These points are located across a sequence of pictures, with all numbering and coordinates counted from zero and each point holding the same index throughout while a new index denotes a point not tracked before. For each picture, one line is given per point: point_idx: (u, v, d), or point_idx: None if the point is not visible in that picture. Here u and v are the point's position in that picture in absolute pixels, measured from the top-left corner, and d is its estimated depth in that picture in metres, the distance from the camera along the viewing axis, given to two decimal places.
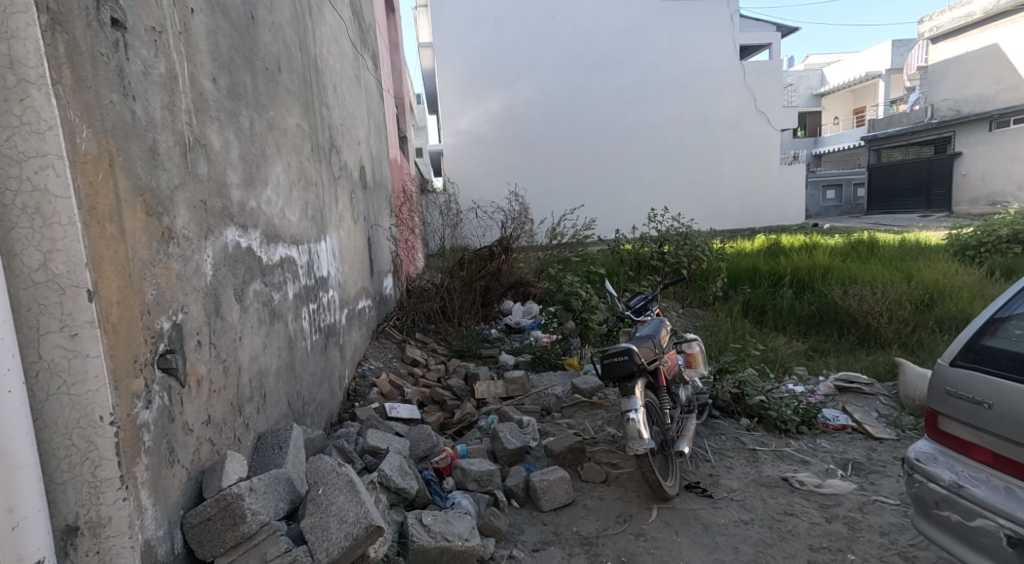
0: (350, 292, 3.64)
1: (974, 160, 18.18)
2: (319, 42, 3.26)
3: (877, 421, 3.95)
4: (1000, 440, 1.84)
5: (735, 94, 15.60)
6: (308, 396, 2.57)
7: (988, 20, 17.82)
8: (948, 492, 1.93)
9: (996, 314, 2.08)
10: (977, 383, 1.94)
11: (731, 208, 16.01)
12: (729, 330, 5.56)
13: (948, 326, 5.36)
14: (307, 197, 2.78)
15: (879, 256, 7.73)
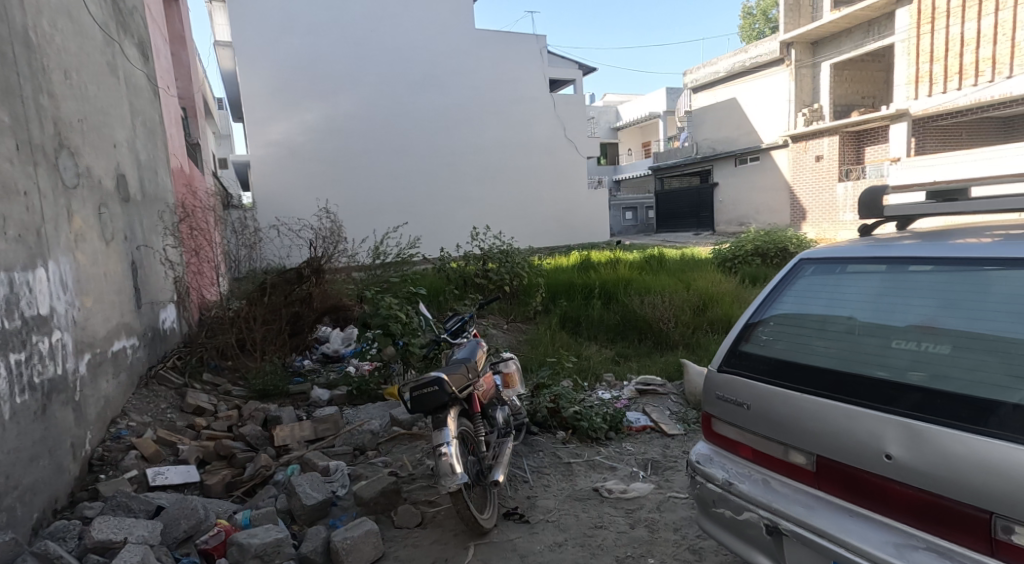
0: (99, 329, 2.93)
1: (728, 190, 21.55)
2: (34, 12, 2.58)
3: (671, 419, 4.20)
4: (756, 436, 2.14)
5: (548, 122, 16.54)
6: (3, 480, 1.94)
7: (731, 78, 21.34)
8: (723, 490, 2.18)
9: (749, 321, 2.42)
10: (738, 386, 2.23)
11: (552, 227, 16.81)
12: (549, 342, 5.67)
13: (719, 327, 6.02)
14: (4, 209, 2.13)
15: (667, 268, 8.57)
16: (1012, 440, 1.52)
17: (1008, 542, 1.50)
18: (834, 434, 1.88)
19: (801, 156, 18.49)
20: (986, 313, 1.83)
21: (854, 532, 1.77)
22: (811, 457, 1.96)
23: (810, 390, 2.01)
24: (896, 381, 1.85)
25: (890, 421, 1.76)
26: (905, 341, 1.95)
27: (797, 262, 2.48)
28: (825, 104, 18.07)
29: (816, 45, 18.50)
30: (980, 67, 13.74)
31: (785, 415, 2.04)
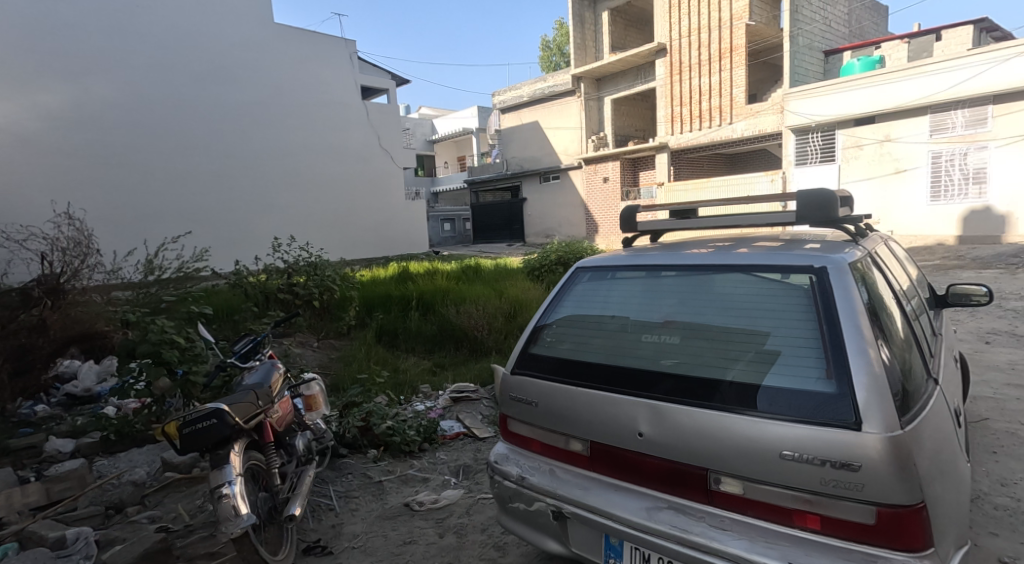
0: None
1: (535, 205, 23.04)
2: None
3: (483, 423, 4.39)
4: (543, 430, 2.38)
5: (361, 128, 16.57)
6: None
7: (533, 102, 22.77)
8: (517, 486, 2.37)
9: (536, 324, 2.68)
10: (527, 386, 2.46)
11: (365, 237, 16.78)
12: (364, 358, 5.55)
13: None
14: None
15: (483, 278, 8.92)
16: (721, 409, 1.96)
17: (721, 491, 1.92)
18: (601, 421, 2.19)
19: (593, 178, 20.78)
20: (704, 308, 2.33)
21: (618, 503, 2.08)
22: (585, 443, 2.24)
23: (582, 383, 2.30)
24: (645, 369, 2.23)
25: (642, 404, 2.10)
26: (651, 336, 2.36)
27: (574, 268, 2.83)
28: (609, 134, 20.53)
29: (601, 81, 20.96)
30: (714, 113, 17.55)
31: (564, 408, 2.31)
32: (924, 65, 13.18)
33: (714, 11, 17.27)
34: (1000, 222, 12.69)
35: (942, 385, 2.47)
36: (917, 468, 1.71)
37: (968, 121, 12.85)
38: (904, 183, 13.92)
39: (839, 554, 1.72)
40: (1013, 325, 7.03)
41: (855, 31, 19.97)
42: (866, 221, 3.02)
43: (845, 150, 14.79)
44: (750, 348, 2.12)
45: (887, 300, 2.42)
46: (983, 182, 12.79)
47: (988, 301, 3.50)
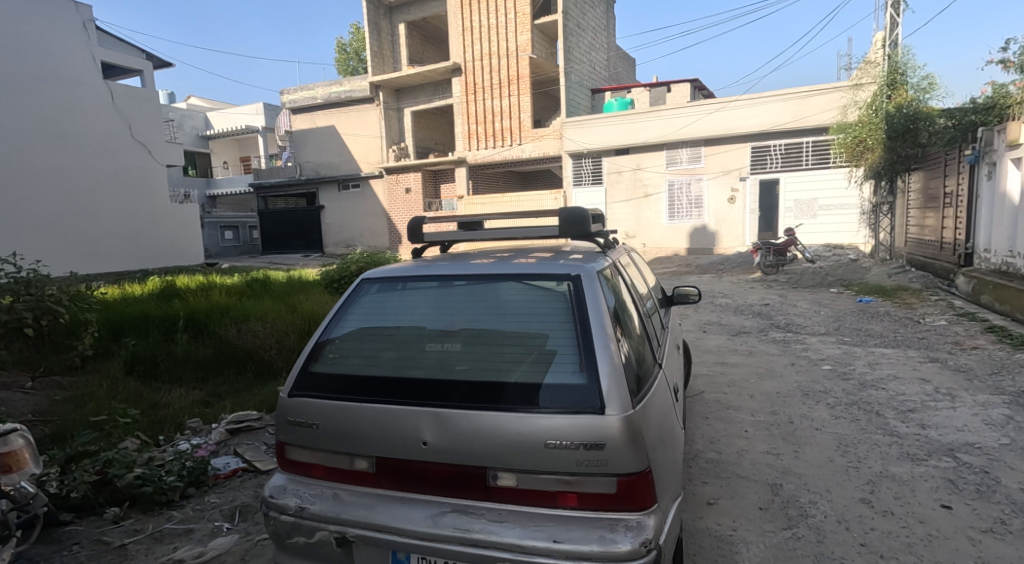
0: None
1: (333, 213, 22.14)
2: None
3: (267, 454, 4.09)
4: (326, 454, 2.34)
5: (106, 117, 14.37)
6: None
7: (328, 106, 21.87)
8: (296, 519, 2.27)
9: (319, 341, 2.64)
10: (307, 408, 2.40)
11: (119, 247, 14.63)
12: (106, 396, 4.80)
13: None
14: None
15: (270, 292, 8.35)
16: (495, 409, 2.15)
17: (499, 486, 2.10)
18: (384, 435, 2.24)
19: (395, 189, 20.65)
20: (480, 316, 2.54)
21: (402, 515, 2.14)
22: (370, 460, 2.26)
23: (367, 397, 2.33)
24: (427, 377, 2.34)
25: (424, 413, 2.20)
26: (435, 344, 2.49)
27: (359, 281, 2.85)
28: (409, 144, 20.68)
29: (401, 92, 21.03)
30: (506, 134, 18.79)
31: (347, 428, 2.30)
32: (659, 111, 15.89)
33: (502, 40, 18.56)
34: (712, 238, 15.80)
35: (665, 370, 3.02)
36: (645, 440, 2.09)
37: (690, 158, 15.84)
38: (650, 206, 16.51)
39: (592, 523, 2.00)
40: (724, 316, 8.73)
41: (613, 76, 23.21)
42: (611, 235, 3.56)
43: (609, 175, 16.94)
44: (534, 349, 2.36)
45: (626, 302, 2.89)
46: (702, 206, 15.82)
47: (697, 301, 4.40)
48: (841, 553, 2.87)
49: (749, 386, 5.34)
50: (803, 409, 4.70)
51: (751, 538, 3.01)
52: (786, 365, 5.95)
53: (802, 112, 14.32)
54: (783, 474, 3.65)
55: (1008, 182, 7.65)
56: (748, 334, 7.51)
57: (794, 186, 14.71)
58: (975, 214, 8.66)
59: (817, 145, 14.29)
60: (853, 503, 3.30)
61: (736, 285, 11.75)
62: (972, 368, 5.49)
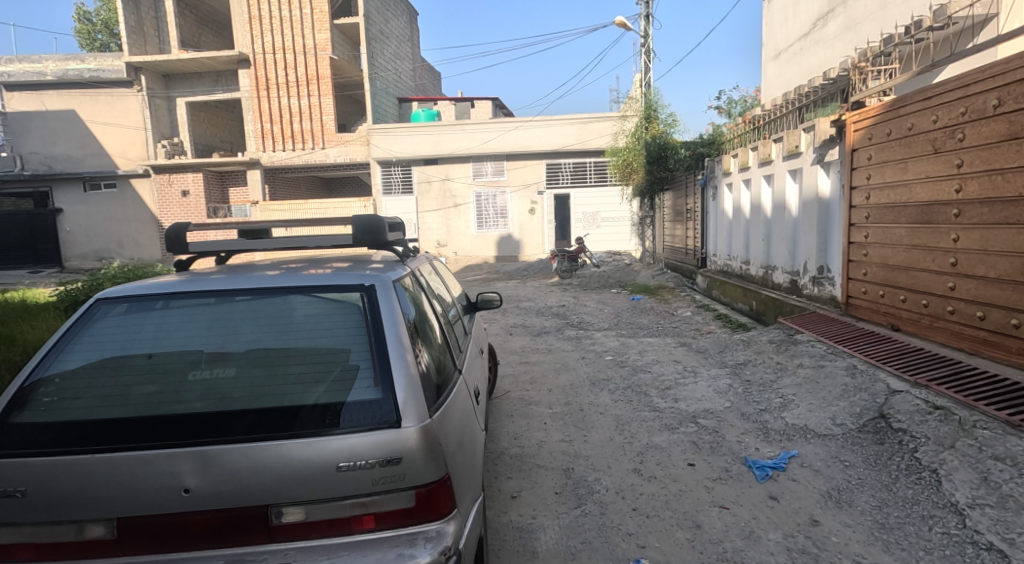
0: None
1: (75, 218, 18.62)
2: None
3: None
4: (38, 528, 1.90)
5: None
6: None
7: (61, 86, 18.25)
8: None
9: (28, 383, 2.14)
10: (7, 472, 1.92)
11: None
12: None
13: None
14: None
15: None
16: (276, 439, 1.96)
17: (283, 523, 1.91)
18: (131, 489, 1.89)
19: (167, 191, 18.24)
20: (260, 335, 2.30)
21: None
22: (110, 524, 1.89)
23: (105, 446, 1.95)
24: (194, 410, 2.06)
25: (185, 456, 1.91)
26: (200, 372, 2.20)
27: (93, 303, 2.39)
28: (186, 140, 18.48)
29: (168, 79, 18.73)
30: (307, 136, 17.66)
31: (74, 488, 1.90)
32: (465, 124, 16.21)
33: (297, 36, 17.53)
34: (517, 246, 16.73)
35: (466, 376, 3.06)
36: (442, 449, 2.07)
37: (494, 171, 16.52)
38: (461, 215, 16.74)
39: (389, 543, 1.92)
40: (525, 319, 9.21)
41: (417, 87, 23.40)
42: (411, 243, 3.53)
43: (419, 184, 16.77)
44: (332, 366, 2.20)
45: (427, 311, 2.86)
46: (506, 216, 16.66)
47: (500, 305, 4.55)
48: (619, 520, 3.16)
49: (547, 381, 5.69)
50: (590, 397, 5.13)
51: (548, 523, 3.17)
52: (577, 359, 6.47)
53: (584, 135, 16.05)
54: (574, 458, 3.93)
55: (724, 202, 9.26)
56: (547, 333, 8.03)
57: (582, 199, 16.48)
58: (706, 228, 10.30)
59: (598, 166, 16.31)
60: (627, 474, 3.67)
61: (536, 288, 12.55)
62: (708, 348, 6.51)
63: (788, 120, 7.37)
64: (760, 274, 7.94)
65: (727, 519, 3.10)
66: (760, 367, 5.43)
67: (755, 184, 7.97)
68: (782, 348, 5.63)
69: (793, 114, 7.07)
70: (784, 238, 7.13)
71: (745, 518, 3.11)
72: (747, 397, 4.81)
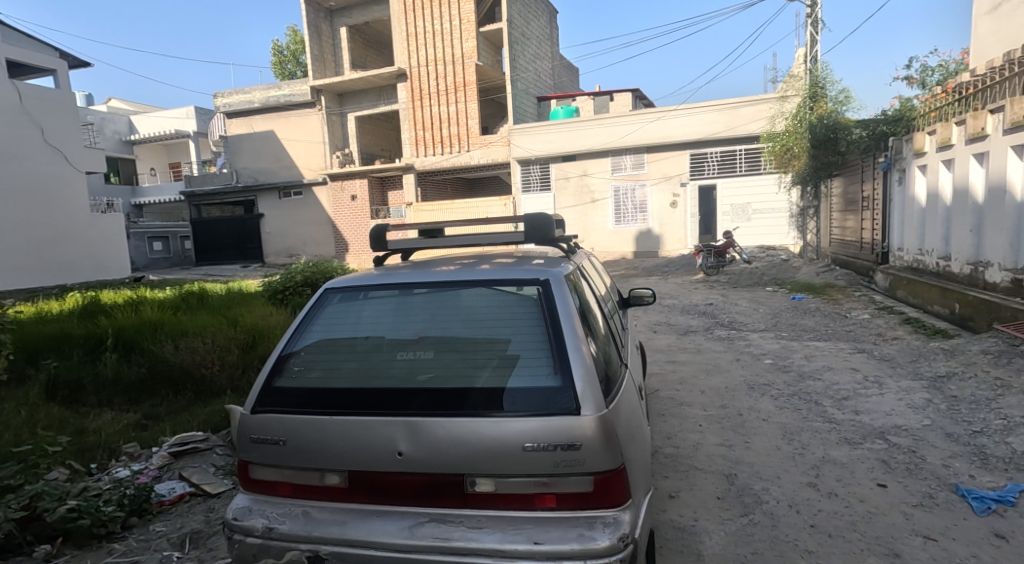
0: None
1: (273, 221, 21.60)
2: None
3: (216, 477, 3.93)
4: (292, 473, 2.30)
5: (10, 117, 12.73)
6: None
7: (265, 110, 21.37)
8: (263, 540, 2.22)
9: (282, 354, 2.59)
10: (271, 424, 2.35)
11: (35, 257, 13.16)
12: (25, 425, 4.41)
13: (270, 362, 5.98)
14: None
15: (207, 306, 8.01)
16: (471, 415, 2.16)
17: (476, 492, 2.10)
18: (356, 449, 2.21)
19: (339, 196, 20.40)
20: (448, 324, 2.54)
21: (376, 529, 2.12)
22: (343, 474, 2.23)
23: (338, 410, 2.30)
24: (398, 386, 2.34)
25: (398, 424, 2.19)
26: (404, 353, 2.48)
27: (323, 292, 2.81)
28: (354, 150, 20.53)
29: (342, 97, 20.84)
30: (453, 140, 18.74)
31: (315, 443, 2.26)
32: (602, 119, 16.11)
33: (447, 46, 18.58)
34: (656, 241, 16.16)
35: (630, 369, 3.09)
36: (619, 438, 2.13)
37: (633, 165, 16.11)
38: (597, 211, 16.65)
39: (569, 523, 2.03)
40: (669, 316, 8.89)
41: (557, 84, 23.55)
42: (574, 240, 3.62)
43: (557, 181, 16.99)
44: (497, 355, 2.37)
45: (591, 304, 2.95)
46: (646, 210, 16.17)
47: (652, 302, 4.45)
48: (795, 535, 2.97)
49: (698, 382, 5.46)
50: (749, 402, 4.85)
51: (711, 527, 3.08)
52: (731, 361, 6.13)
53: (733, 121, 14.94)
54: (736, 464, 3.75)
55: (916, 187, 8.13)
56: (695, 332, 7.69)
57: (728, 191, 15.29)
58: (889, 218, 9.12)
59: (749, 153, 15.02)
60: (801, 487, 3.43)
61: (679, 286, 12.01)
62: (896, 356, 5.79)
63: (1007, 87, 6.24)
64: (966, 272, 6.87)
65: (934, 552, 2.77)
66: (970, 383, 4.72)
67: (960, 165, 6.90)
68: (1001, 362, 4.85)
69: (1016, 78, 5.97)
70: (1002, 229, 6.09)
71: (959, 554, 2.75)
72: (954, 416, 4.22)
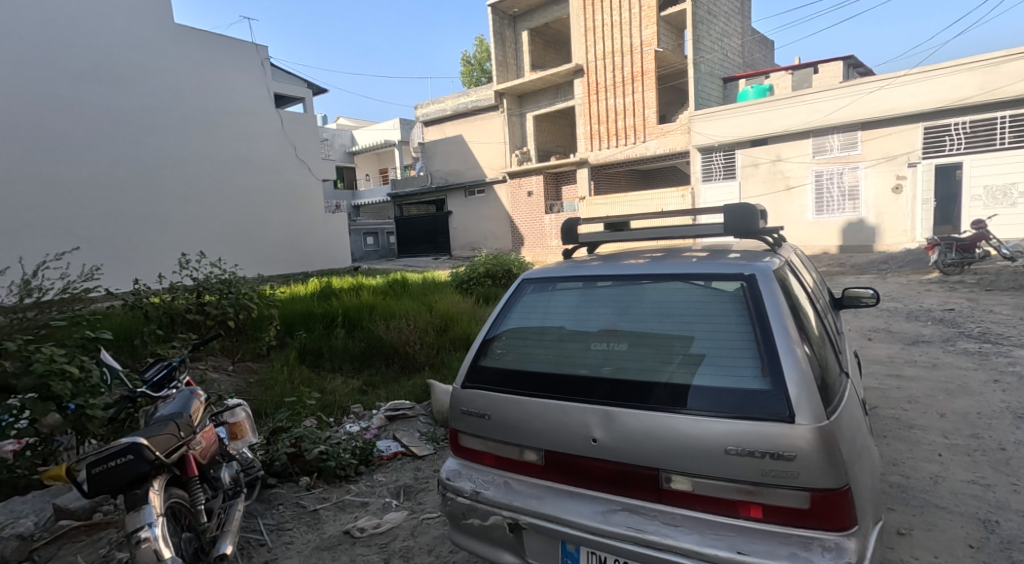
0: None
1: (460, 218, 23.20)
2: None
3: (422, 440, 4.43)
4: (495, 444, 2.44)
5: (272, 140, 15.32)
6: None
7: (456, 117, 23.05)
8: (471, 502, 2.40)
9: (486, 337, 2.76)
10: (478, 399, 2.52)
11: (281, 252, 15.48)
12: (286, 380, 5.30)
13: (460, 345, 6.45)
14: None
15: (410, 292, 8.88)
16: (669, 410, 2.10)
17: (672, 489, 2.04)
18: (554, 431, 2.27)
19: (517, 193, 21.14)
20: (645, 316, 2.47)
21: (572, 510, 2.17)
22: (540, 453, 2.31)
23: (537, 392, 2.39)
24: (594, 374, 2.35)
25: (594, 411, 2.21)
26: (598, 343, 2.48)
27: (521, 282, 2.93)
28: (532, 149, 21.05)
29: (522, 98, 21.42)
30: (630, 132, 18.35)
31: (518, 421, 2.38)
32: (803, 96, 14.43)
33: (626, 36, 18.12)
34: (873, 233, 13.93)
35: (850, 377, 2.75)
36: (842, 454, 1.90)
37: (843, 144, 14.15)
38: (792, 199, 15.05)
39: (780, 538, 1.87)
40: (891, 322, 7.73)
41: (748, 62, 21.70)
42: (780, 233, 3.28)
43: (743, 168, 15.79)
44: (681, 352, 2.28)
45: (802, 301, 2.67)
46: (857, 198, 14.07)
47: (874, 304, 3.87)
48: None
49: (935, 403, 4.67)
50: (1014, 434, 4.01)
51: None
52: (984, 382, 5.12)
53: (990, 83, 12.07)
54: (998, 509, 3.13)
55: None
56: (927, 343, 6.59)
57: (981, 168, 12.50)
58: None
59: (1013, 122, 12.06)
60: None
61: (902, 287, 10.36)
62: None
63: None
64: None
65: None
66: None
67: None
68: None
69: None
70: None
71: None
72: None
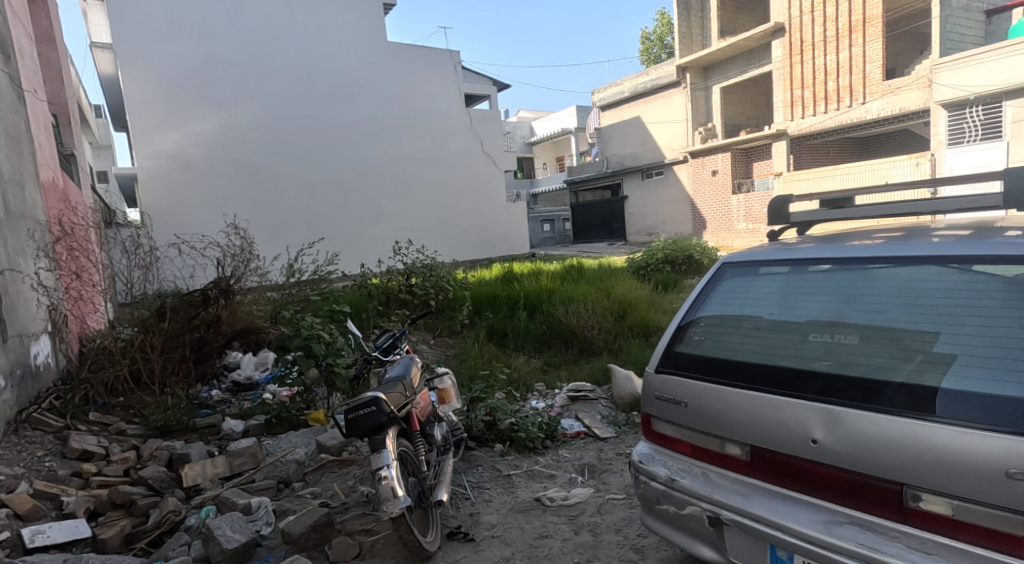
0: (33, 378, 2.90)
1: (636, 202, 22.69)
2: None
3: (603, 423, 4.38)
4: (693, 433, 2.28)
5: (463, 136, 15.98)
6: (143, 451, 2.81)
7: (634, 98, 22.37)
8: (665, 488, 2.28)
9: (682, 322, 2.57)
10: (674, 385, 2.37)
11: (467, 238, 16.15)
12: (476, 355, 5.63)
13: (638, 332, 6.26)
14: None
15: (586, 277, 8.82)
16: (917, 416, 1.75)
17: (919, 509, 1.70)
18: (766, 428, 2.04)
19: (699, 172, 19.87)
20: (884, 305, 2.07)
21: (785, 514, 1.93)
22: (745, 448, 2.10)
23: (744, 384, 2.16)
24: (815, 369, 2.04)
25: (815, 409, 1.93)
26: (819, 334, 2.16)
27: (720, 265, 2.67)
28: (717, 124, 19.50)
29: (707, 70, 19.93)
30: (843, 94, 16.11)
31: (721, 413, 2.18)
32: None
33: None
34: None
35: None
36: None
37: None
38: None
39: None
40: None
41: None
42: None
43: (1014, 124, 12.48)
44: (921, 349, 1.90)
45: None
46: None
47: None
48: None
49: None
50: None
51: None
52: None
53: None
54: None
55: None
56: None
57: None
58: None
59: None
60: None
61: None
62: None
63: None
64: None
65: None
66: None
67: None
68: None
69: None
70: None
71: None
72: None
